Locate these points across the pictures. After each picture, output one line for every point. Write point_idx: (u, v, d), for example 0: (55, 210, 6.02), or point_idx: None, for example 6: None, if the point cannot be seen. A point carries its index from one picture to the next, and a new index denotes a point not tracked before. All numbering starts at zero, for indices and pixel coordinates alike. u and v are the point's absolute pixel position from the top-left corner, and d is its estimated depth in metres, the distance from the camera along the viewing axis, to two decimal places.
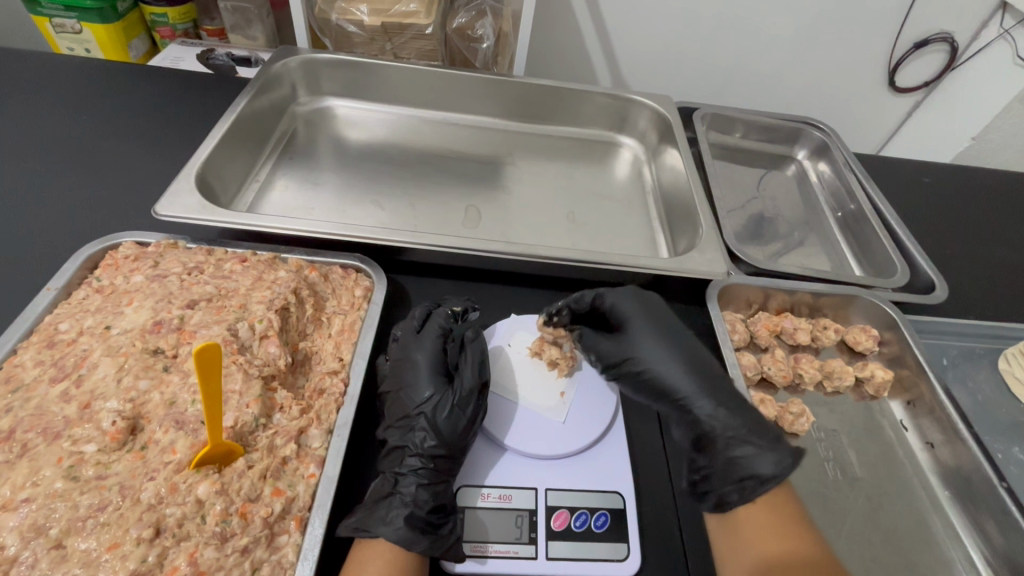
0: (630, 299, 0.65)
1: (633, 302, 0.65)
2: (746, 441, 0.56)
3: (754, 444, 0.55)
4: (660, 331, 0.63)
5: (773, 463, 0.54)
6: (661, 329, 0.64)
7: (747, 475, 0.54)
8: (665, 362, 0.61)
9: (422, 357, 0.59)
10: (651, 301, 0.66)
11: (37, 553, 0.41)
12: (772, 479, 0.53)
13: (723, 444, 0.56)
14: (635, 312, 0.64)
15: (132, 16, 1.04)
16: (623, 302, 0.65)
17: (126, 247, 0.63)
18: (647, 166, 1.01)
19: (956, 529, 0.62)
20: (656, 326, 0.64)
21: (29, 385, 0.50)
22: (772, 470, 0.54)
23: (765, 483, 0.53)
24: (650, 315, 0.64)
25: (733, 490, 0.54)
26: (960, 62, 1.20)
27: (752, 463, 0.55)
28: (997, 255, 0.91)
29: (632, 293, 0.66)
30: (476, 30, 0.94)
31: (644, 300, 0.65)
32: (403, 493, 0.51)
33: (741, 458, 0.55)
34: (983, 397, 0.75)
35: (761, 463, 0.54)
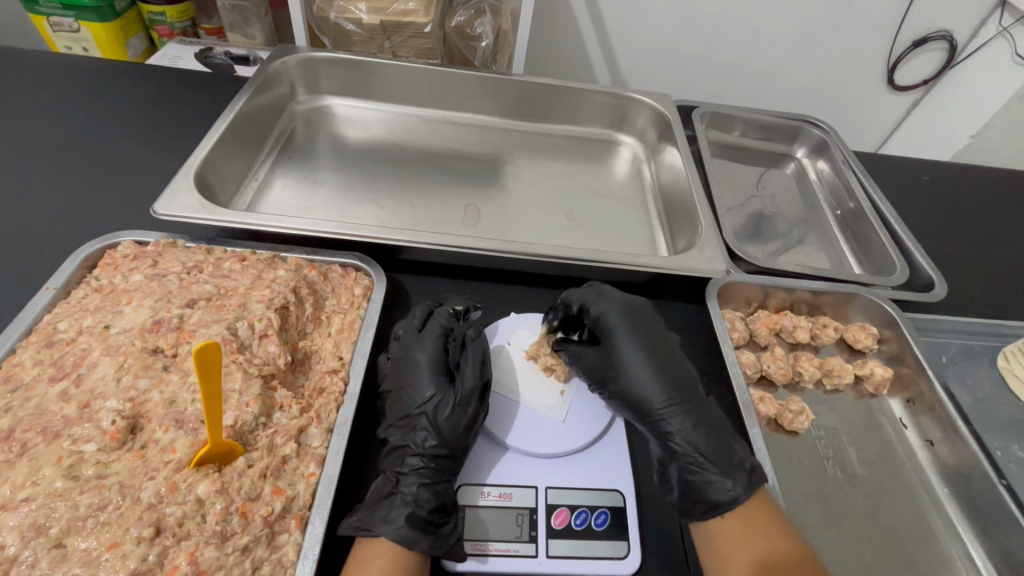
0: (619, 309, 0.65)
1: (621, 312, 0.65)
2: (706, 466, 0.55)
3: (713, 469, 0.55)
4: (643, 344, 0.63)
5: (728, 492, 0.53)
6: (646, 341, 0.63)
7: (700, 497, 0.54)
8: (640, 376, 0.60)
9: (423, 357, 0.59)
10: (643, 313, 0.65)
11: (37, 553, 0.41)
12: (724, 506, 0.53)
13: (685, 462, 0.56)
14: (618, 324, 0.64)
15: (130, 15, 1.03)
16: (609, 312, 0.65)
17: (125, 246, 0.63)
18: (647, 165, 1.01)
19: (956, 527, 0.62)
20: (639, 338, 0.63)
21: (29, 384, 0.50)
22: (725, 497, 0.53)
23: (716, 509, 0.53)
24: (636, 327, 0.64)
25: (687, 508, 0.54)
26: (959, 60, 1.20)
27: (707, 488, 0.54)
28: (996, 253, 0.91)
29: (623, 302, 0.65)
30: (476, 28, 0.94)
31: (634, 311, 0.65)
32: (404, 493, 0.51)
33: (698, 481, 0.55)
34: (982, 395, 0.76)
35: (717, 489, 0.54)
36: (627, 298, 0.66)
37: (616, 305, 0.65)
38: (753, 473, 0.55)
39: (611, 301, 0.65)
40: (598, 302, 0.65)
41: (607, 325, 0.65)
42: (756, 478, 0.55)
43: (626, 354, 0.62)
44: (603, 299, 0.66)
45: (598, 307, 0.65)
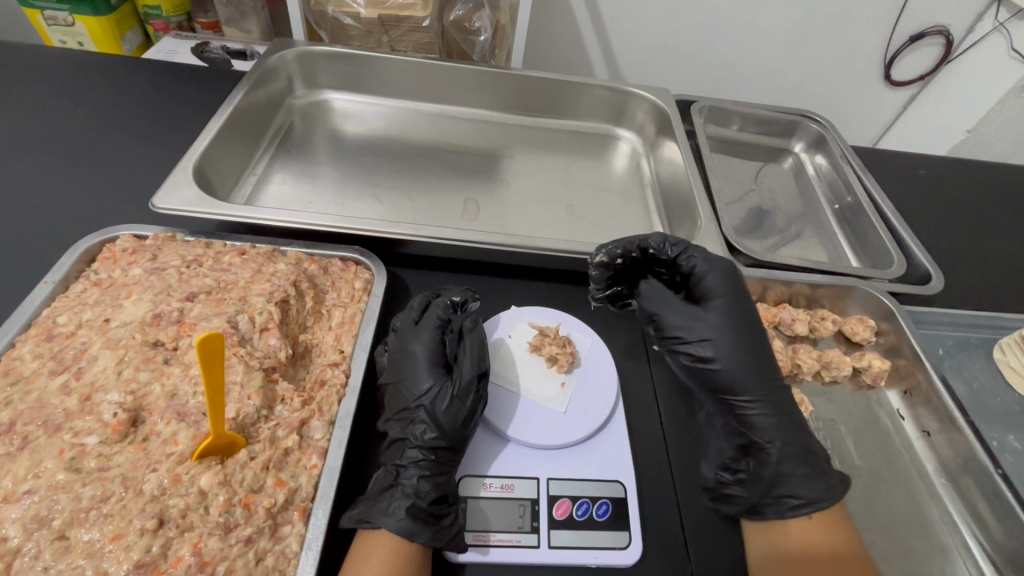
0: (723, 277, 0.63)
1: (726, 281, 0.63)
2: (800, 460, 0.55)
3: (808, 465, 0.55)
4: (745, 317, 0.61)
5: (820, 491, 0.54)
6: (748, 314, 0.62)
7: (789, 494, 0.54)
8: (739, 353, 0.59)
9: (421, 349, 0.59)
10: (743, 286, 0.64)
11: (40, 544, 0.41)
12: (816, 503, 0.53)
13: (774, 453, 0.56)
14: (721, 294, 0.62)
15: (125, 9, 1.02)
16: (711, 280, 0.63)
17: (124, 240, 0.62)
18: (645, 159, 1.01)
19: (953, 516, 0.62)
20: (742, 310, 0.62)
21: (29, 377, 0.50)
22: (819, 495, 0.54)
23: (806, 506, 0.54)
24: (739, 298, 0.62)
25: (769, 503, 0.55)
26: (955, 55, 1.19)
27: (799, 484, 0.54)
28: (991, 247, 0.91)
29: (728, 270, 0.64)
30: (474, 22, 0.93)
31: (737, 282, 0.63)
32: (405, 485, 0.51)
33: (791, 476, 0.55)
34: (979, 386, 0.76)
35: (811, 487, 0.54)
36: (730, 265, 0.65)
37: (721, 270, 0.64)
38: (838, 476, 0.55)
39: (717, 266, 0.64)
40: (703, 265, 0.64)
41: (706, 291, 0.63)
42: (845, 485, 0.55)
43: (728, 323, 0.60)
44: (710, 262, 0.64)
45: (699, 270, 0.64)
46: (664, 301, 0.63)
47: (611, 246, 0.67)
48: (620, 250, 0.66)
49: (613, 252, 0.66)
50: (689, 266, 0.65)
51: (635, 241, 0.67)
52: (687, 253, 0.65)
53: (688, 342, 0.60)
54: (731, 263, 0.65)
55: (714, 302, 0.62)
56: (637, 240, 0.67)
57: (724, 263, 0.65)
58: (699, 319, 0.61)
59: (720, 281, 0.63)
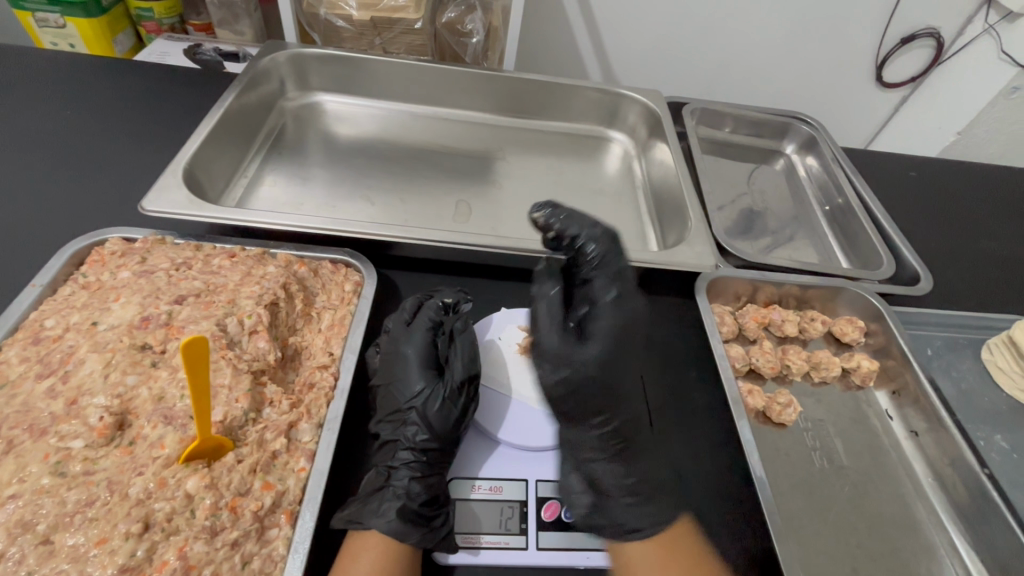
0: (618, 320, 0.58)
1: (614, 330, 0.57)
2: (634, 491, 0.55)
3: (644, 496, 0.55)
4: (617, 364, 0.56)
5: (648, 520, 0.54)
6: (627, 361, 0.56)
7: (615, 519, 0.53)
8: (587, 401, 0.55)
9: (412, 351, 0.59)
10: (635, 343, 0.58)
11: (24, 549, 0.41)
12: (641, 534, 0.53)
13: (605, 478, 0.56)
14: (602, 340, 0.56)
15: (117, 10, 1.02)
16: (602, 324, 0.57)
17: (113, 243, 0.62)
18: (637, 161, 1.01)
19: (940, 516, 0.63)
20: (618, 357, 0.56)
21: (15, 381, 0.49)
22: (644, 525, 0.53)
23: (636, 534, 0.52)
24: (625, 346, 0.56)
25: (604, 526, 0.53)
26: (945, 59, 1.20)
27: (630, 511, 0.54)
28: (981, 247, 0.92)
29: (632, 310, 0.59)
30: (466, 24, 0.94)
31: (631, 328, 0.58)
32: (396, 486, 0.51)
33: (623, 506, 0.54)
34: (967, 386, 0.77)
35: (640, 519, 0.54)
36: (634, 311, 0.59)
37: (628, 309, 0.59)
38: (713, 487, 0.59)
39: (623, 306, 0.59)
40: (611, 299, 0.59)
41: (594, 323, 0.58)
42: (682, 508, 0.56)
43: (599, 362, 0.55)
44: (625, 297, 0.60)
45: (603, 299, 0.59)
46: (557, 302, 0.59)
47: (554, 218, 0.63)
48: (559, 229, 0.63)
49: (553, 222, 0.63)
50: (597, 288, 0.60)
51: (574, 233, 0.62)
52: (606, 276, 0.61)
53: (546, 351, 0.56)
54: (633, 312, 0.59)
55: (595, 336, 0.56)
56: (577, 233, 0.62)
57: (630, 312, 0.59)
58: (566, 351, 0.55)
59: (614, 326, 0.57)
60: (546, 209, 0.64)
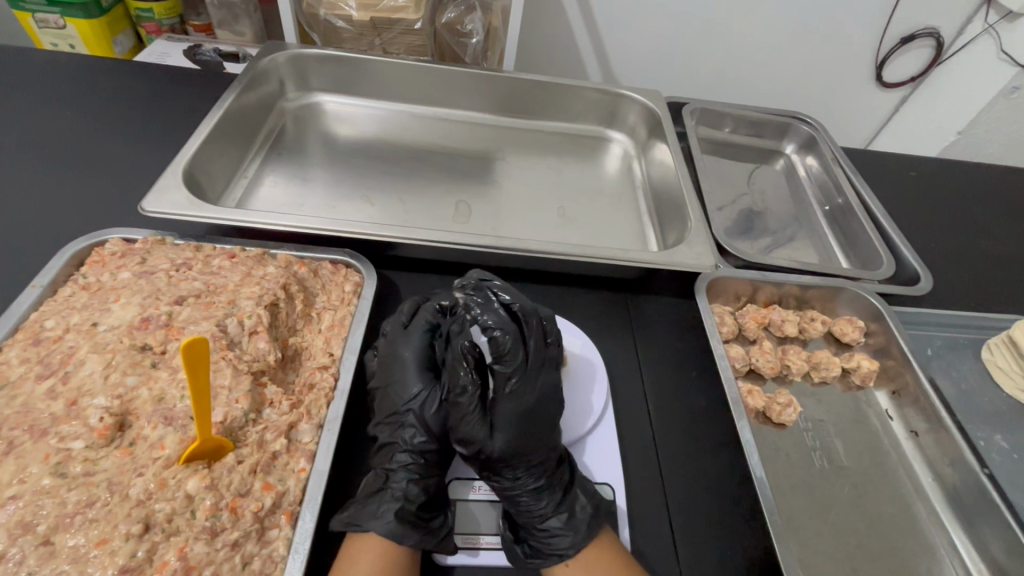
0: (526, 405, 0.53)
1: (520, 423, 0.53)
2: (554, 529, 0.52)
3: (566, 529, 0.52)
4: (527, 449, 0.53)
5: (565, 544, 0.52)
6: (540, 440, 0.54)
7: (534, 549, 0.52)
8: (505, 480, 0.54)
9: (410, 353, 0.58)
10: (549, 416, 0.54)
11: (25, 550, 0.41)
12: (559, 555, 0.51)
13: (520, 515, 0.53)
14: (509, 437, 0.53)
15: (117, 11, 1.02)
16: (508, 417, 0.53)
17: (113, 244, 0.62)
18: (636, 161, 1.01)
19: (940, 516, 0.63)
20: (528, 439, 0.54)
21: (15, 382, 0.49)
22: (561, 546, 0.51)
23: (553, 556, 0.51)
24: (533, 426, 0.53)
25: (523, 547, 0.52)
26: (945, 58, 1.20)
27: (552, 541, 0.52)
28: (981, 247, 0.92)
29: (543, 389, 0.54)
30: (466, 25, 0.94)
31: (538, 413, 0.53)
32: (394, 488, 0.51)
33: (544, 532, 0.52)
34: (967, 386, 0.77)
35: (559, 541, 0.52)
36: (543, 393, 0.54)
37: (538, 391, 0.54)
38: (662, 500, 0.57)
39: (528, 390, 0.53)
40: (512, 384, 0.52)
41: (501, 405, 0.53)
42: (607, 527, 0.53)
43: (508, 447, 0.53)
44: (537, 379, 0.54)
45: (506, 387, 0.53)
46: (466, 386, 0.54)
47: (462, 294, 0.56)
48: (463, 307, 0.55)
49: (468, 297, 0.55)
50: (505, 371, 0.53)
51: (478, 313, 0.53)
52: (510, 367, 0.52)
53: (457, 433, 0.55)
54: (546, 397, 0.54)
55: (500, 423, 0.53)
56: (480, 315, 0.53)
57: (536, 398, 0.53)
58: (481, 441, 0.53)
59: (520, 407, 0.52)
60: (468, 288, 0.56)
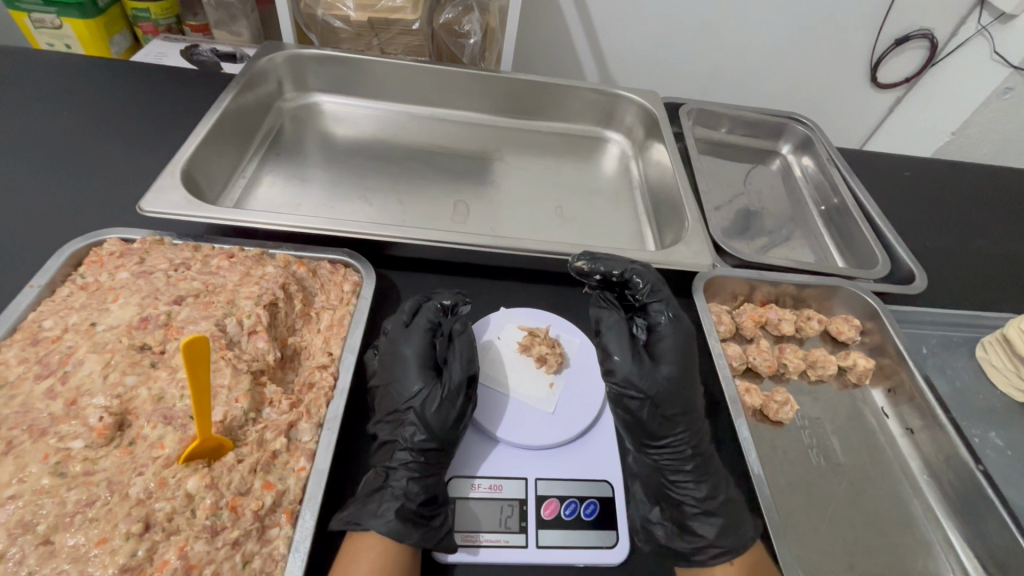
0: (679, 349, 0.61)
1: (678, 351, 0.61)
2: (721, 509, 0.55)
3: (726, 513, 0.55)
4: (687, 400, 0.59)
5: (736, 539, 0.54)
6: (692, 393, 0.59)
7: (702, 533, 0.55)
8: (668, 432, 0.58)
9: (410, 351, 0.59)
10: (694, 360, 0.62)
11: (25, 549, 0.41)
12: (729, 549, 0.54)
13: (681, 499, 0.57)
14: (671, 371, 0.59)
15: (113, 12, 1.02)
16: (669, 341, 0.61)
17: (111, 244, 0.62)
18: (634, 161, 1.02)
19: (936, 512, 0.63)
20: (687, 385, 0.59)
21: (14, 382, 0.49)
22: (733, 542, 0.54)
23: (722, 550, 0.54)
24: (691, 358, 0.61)
25: (685, 542, 0.55)
26: (939, 59, 1.22)
27: (719, 521, 0.55)
28: (975, 247, 0.93)
29: (688, 338, 0.62)
30: (463, 25, 0.94)
31: (686, 348, 0.61)
32: (394, 486, 0.51)
33: (705, 517, 0.56)
34: (961, 384, 0.78)
35: (724, 531, 0.54)
36: (690, 332, 0.63)
37: (686, 335, 0.62)
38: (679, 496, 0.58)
39: (681, 330, 0.62)
40: (667, 317, 0.62)
41: (660, 344, 0.61)
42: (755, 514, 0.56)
43: (673, 387, 0.58)
44: (682, 325, 0.62)
45: (663, 321, 0.62)
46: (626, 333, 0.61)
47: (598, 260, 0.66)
48: (604, 271, 0.65)
49: (596, 266, 0.65)
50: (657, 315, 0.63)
51: (621, 268, 0.65)
52: (663, 300, 0.63)
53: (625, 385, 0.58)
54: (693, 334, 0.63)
55: (663, 357, 0.60)
56: (621, 269, 0.65)
57: (686, 330, 0.62)
58: (652, 375, 0.58)
59: (678, 345, 0.61)
60: (587, 256, 0.66)
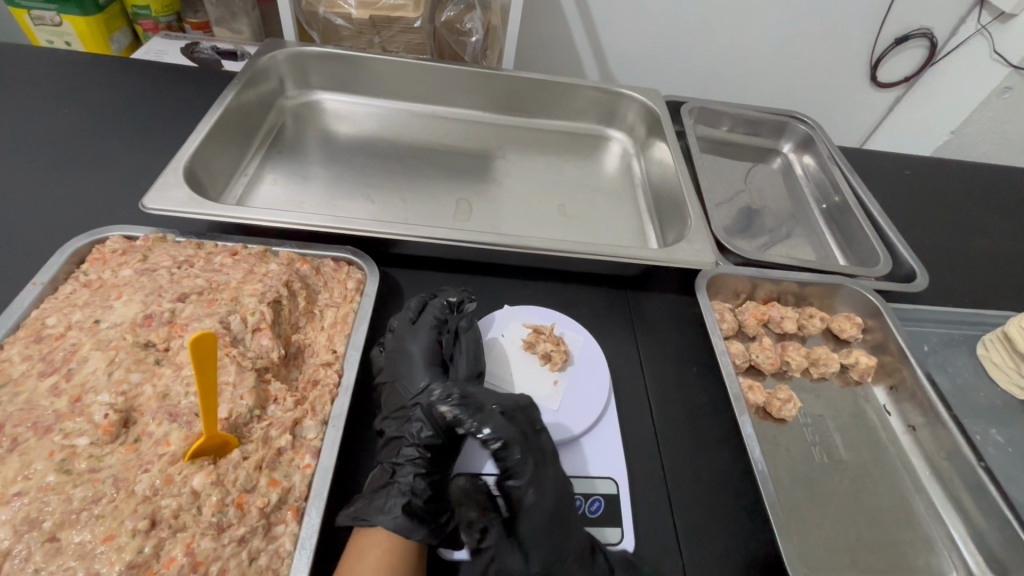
0: (550, 508, 0.50)
1: (548, 521, 0.49)
2: None
3: None
4: (566, 556, 0.49)
5: None
6: (574, 535, 0.50)
7: None
8: None
9: (417, 349, 0.60)
10: (572, 515, 0.51)
11: (30, 546, 0.40)
12: None
13: None
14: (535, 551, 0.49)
15: (113, 9, 1.02)
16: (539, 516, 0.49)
17: (114, 241, 0.62)
18: (636, 159, 1.02)
19: (937, 509, 0.64)
20: (559, 549, 0.49)
21: (18, 379, 0.49)
22: None
23: None
24: (565, 527, 0.50)
25: None
26: (939, 58, 1.22)
27: None
28: (975, 244, 0.93)
29: (556, 480, 0.52)
30: (465, 23, 0.94)
31: (559, 513, 0.50)
32: (401, 482, 0.51)
33: None
34: (962, 381, 0.78)
35: None
36: (561, 492, 0.52)
37: (551, 478, 0.52)
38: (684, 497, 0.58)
39: (546, 493, 0.50)
40: (531, 490, 0.50)
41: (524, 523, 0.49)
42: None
43: (548, 559, 0.49)
44: (548, 465, 0.53)
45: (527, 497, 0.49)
46: (479, 506, 0.51)
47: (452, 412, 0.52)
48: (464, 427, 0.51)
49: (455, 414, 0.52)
50: (516, 463, 0.50)
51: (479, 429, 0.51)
52: (524, 469, 0.50)
53: (498, 570, 0.49)
54: (564, 484, 0.53)
55: (528, 543, 0.49)
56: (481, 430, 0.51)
57: (554, 490, 0.51)
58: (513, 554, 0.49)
59: (546, 517, 0.49)
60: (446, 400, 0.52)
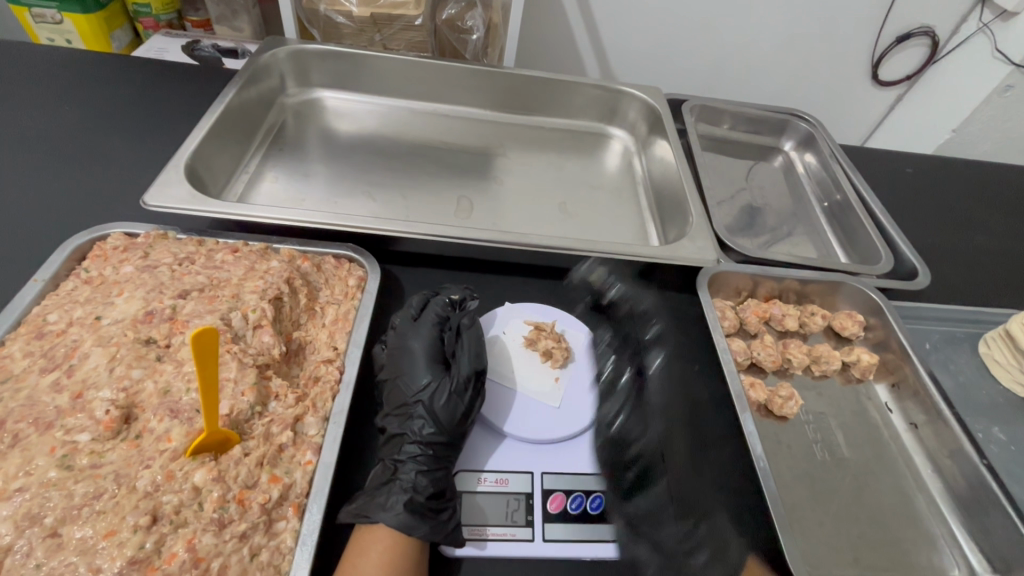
0: (676, 390, 0.66)
1: (669, 401, 0.64)
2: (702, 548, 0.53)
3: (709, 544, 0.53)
4: (684, 428, 0.62)
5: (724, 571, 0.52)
6: (689, 424, 0.63)
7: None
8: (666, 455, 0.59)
9: (419, 346, 0.59)
10: (694, 411, 0.64)
11: (32, 542, 0.41)
12: None
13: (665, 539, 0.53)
14: (659, 418, 0.63)
15: (114, 7, 1.02)
16: (660, 389, 0.66)
17: (115, 238, 0.62)
18: (637, 157, 1.02)
19: (938, 506, 0.63)
20: (677, 429, 0.62)
21: (19, 375, 0.49)
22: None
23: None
24: (685, 413, 0.64)
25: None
26: (941, 56, 1.22)
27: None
28: (977, 242, 0.93)
29: (680, 385, 0.67)
30: (466, 21, 0.94)
31: (684, 403, 0.65)
32: (402, 479, 0.51)
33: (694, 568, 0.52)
34: (964, 379, 0.78)
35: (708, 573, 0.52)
36: (687, 393, 0.66)
37: (679, 378, 0.67)
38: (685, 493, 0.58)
39: (673, 385, 0.66)
40: (665, 375, 0.67)
41: (649, 395, 0.65)
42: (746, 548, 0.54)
43: (665, 433, 0.61)
44: (681, 374, 0.68)
45: (659, 377, 0.67)
46: (617, 372, 0.67)
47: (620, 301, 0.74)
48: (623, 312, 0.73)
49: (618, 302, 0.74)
50: (654, 355, 0.69)
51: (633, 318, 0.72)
52: (661, 356, 0.69)
53: (625, 422, 0.62)
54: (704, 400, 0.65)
55: (653, 412, 0.63)
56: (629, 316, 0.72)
57: (683, 387, 0.66)
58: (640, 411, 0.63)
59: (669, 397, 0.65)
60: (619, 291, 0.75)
